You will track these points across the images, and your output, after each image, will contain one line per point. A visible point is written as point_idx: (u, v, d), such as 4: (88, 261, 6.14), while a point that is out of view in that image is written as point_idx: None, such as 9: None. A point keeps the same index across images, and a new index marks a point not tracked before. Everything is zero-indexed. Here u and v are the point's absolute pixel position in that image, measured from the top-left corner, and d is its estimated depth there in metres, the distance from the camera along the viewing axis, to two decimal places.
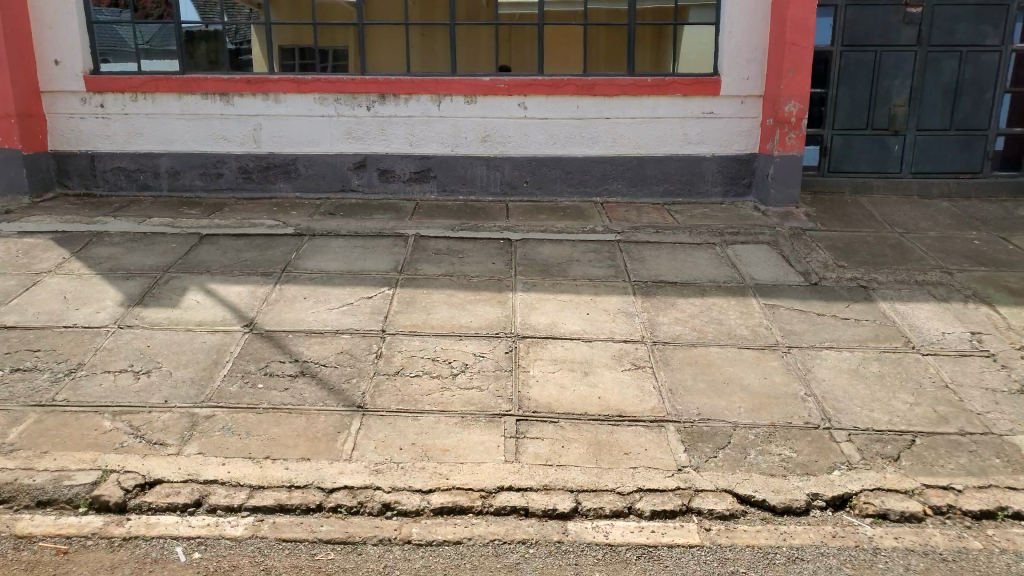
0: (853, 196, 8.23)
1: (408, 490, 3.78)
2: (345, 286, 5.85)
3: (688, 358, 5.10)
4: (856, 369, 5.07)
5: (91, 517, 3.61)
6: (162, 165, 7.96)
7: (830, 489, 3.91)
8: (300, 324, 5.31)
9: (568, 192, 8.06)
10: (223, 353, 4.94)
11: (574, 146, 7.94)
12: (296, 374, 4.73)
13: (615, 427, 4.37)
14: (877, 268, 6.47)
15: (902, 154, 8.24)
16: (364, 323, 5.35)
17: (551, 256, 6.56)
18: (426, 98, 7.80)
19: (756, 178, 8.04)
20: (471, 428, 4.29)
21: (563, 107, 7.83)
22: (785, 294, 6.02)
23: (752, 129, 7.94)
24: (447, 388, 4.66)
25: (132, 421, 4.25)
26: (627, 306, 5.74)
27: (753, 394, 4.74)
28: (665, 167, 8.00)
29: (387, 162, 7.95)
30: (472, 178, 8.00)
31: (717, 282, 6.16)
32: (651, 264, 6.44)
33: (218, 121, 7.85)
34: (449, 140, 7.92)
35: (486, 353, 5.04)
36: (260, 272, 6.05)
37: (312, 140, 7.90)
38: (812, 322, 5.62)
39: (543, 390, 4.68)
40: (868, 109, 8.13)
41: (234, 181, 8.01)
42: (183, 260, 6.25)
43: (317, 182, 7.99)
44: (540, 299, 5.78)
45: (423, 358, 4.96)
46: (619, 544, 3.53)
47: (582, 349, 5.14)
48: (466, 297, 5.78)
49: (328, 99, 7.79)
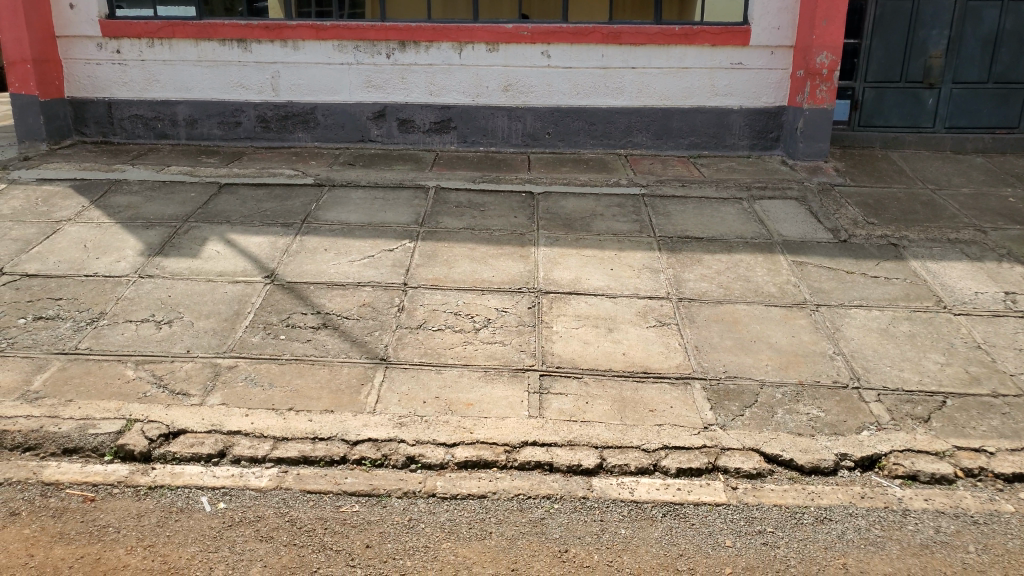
0: (884, 151, 8.01)
1: (431, 444, 3.75)
2: (365, 238, 5.78)
3: (714, 315, 5.01)
4: (886, 328, 4.96)
5: (116, 465, 3.63)
6: (179, 114, 7.85)
7: (858, 450, 3.85)
8: (322, 276, 5.26)
9: (592, 144, 7.89)
10: (244, 304, 4.92)
11: (598, 97, 7.74)
12: (318, 326, 4.70)
13: (640, 383, 4.32)
14: (910, 225, 6.31)
15: (936, 108, 7.98)
16: (386, 276, 5.29)
17: (575, 210, 6.44)
18: (447, 46, 7.60)
19: (785, 132, 7.82)
20: (495, 383, 4.25)
21: (588, 56, 7.61)
22: (813, 250, 5.89)
23: (783, 81, 7.69)
24: (470, 342, 4.62)
25: (155, 370, 4.26)
26: (652, 262, 5.64)
27: (781, 352, 4.66)
28: (692, 120, 7.79)
29: (407, 112, 7.80)
30: (493, 129, 7.85)
31: (744, 239, 6.03)
32: (677, 219, 6.30)
33: (236, 69, 7.71)
34: (471, 90, 7.74)
35: (508, 308, 4.98)
36: (280, 222, 5.99)
37: (331, 89, 7.76)
38: (841, 280, 5.49)
39: (566, 345, 4.62)
40: (903, 61, 7.83)
41: (252, 130, 7.90)
42: (203, 210, 6.20)
43: (336, 131, 7.87)
44: (564, 254, 5.69)
45: (446, 312, 4.91)
46: (645, 502, 3.51)
47: (606, 305, 5.06)
48: (488, 251, 5.70)
49: (347, 46, 7.62)
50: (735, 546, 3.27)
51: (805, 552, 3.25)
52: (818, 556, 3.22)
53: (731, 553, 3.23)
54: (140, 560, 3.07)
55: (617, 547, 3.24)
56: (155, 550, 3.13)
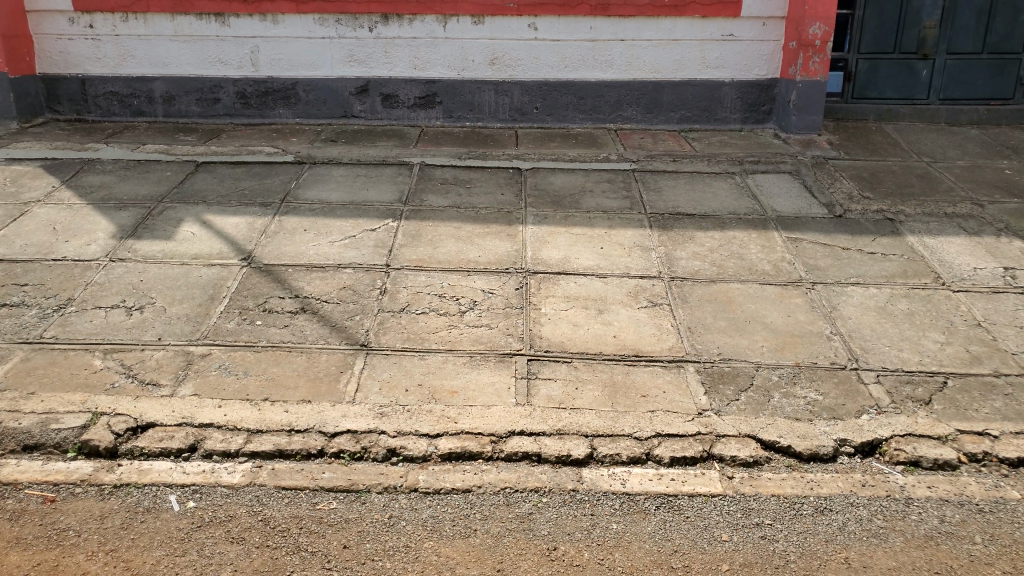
0: (878, 124, 7.82)
1: (414, 435, 3.60)
2: (346, 218, 5.58)
3: (708, 295, 4.85)
4: (883, 306, 4.82)
5: (80, 462, 3.46)
6: (156, 90, 7.56)
7: (858, 435, 3.73)
8: (301, 258, 5.06)
9: (581, 119, 7.67)
10: (220, 288, 4.72)
11: (588, 70, 7.51)
12: (296, 311, 4.51)
13: (632, 367, 4.16)
14: (906, 199, 6.15)
15: (931, 79, 7.78)
16: (368, 257, 5.09)
17: (564, 186, 6.24)
18: (432, 18, 7.34)
19: (778, 104, 7.62)
20: (481, 369, 4.08)
21: (577, 28, 7.37)
22: (808, 226, 5.72)
23: (775, 52, 7.48)
24: (455, 326, 4.44)
25: (124, 360, 4.07)
26: (644, 239, 5.46)
27: (777, 332, 4.52)
28: (683, 93, 7.58)
29: (391, 87, 7.55)
30: (480, 104, 7.61)
31: (738, 215, 5.85)
32: (669, 195, 6.12)
33: (215, 44, 7.43)
34: (457, 64, 7.49)
35: (495, 290, 4.80)
36: (258, 202, 5.76)
37: (311, 63, 7.49)
38: (837, 257, 5.33)
39: (555, 328, 4.45)
40: (897, 31, 7.61)
41: (232, 107, 7.63)
42: (178, 190, 5.96)
43: (318, 107, 7.61)
44: (553, 233, 5.50)
45: (430, 295, 4.72)
46: (638, 494, 3.38)
47: (596, 285, 4.89)
48: (474, 230, 5.50)
49: (327, 19, 7.34)
50: (732, 540, 3.14)
51: (804, 545, 3.12)
52: (818, 550, 3.10)
53: (728, 548, 3.10)
54: (102, 567, 2.91)
55: (609, 543, 3.10)
56: (119, 555, 2.97)
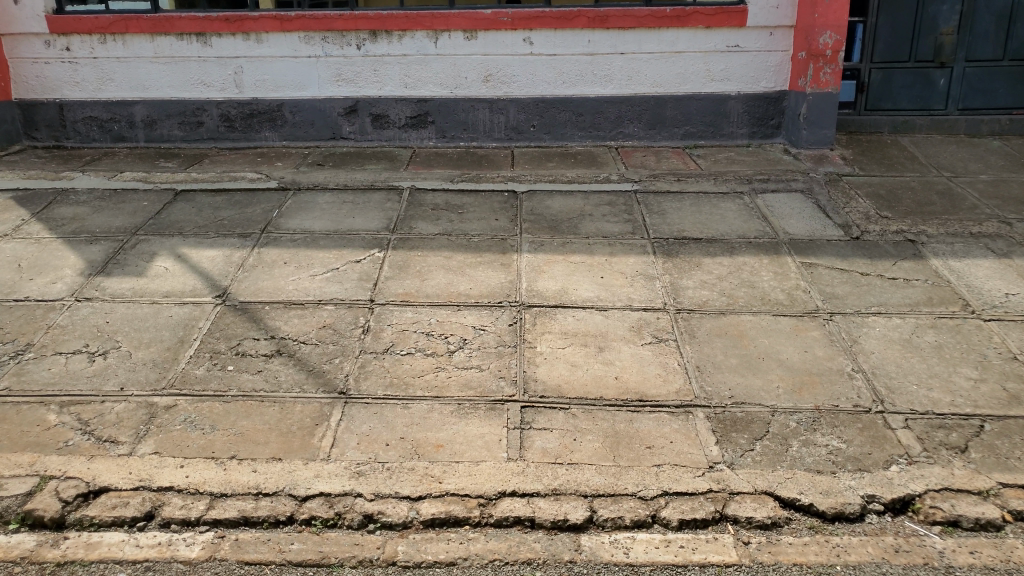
0: (893, 136, 7.46)
1: (394, 497, 3.26)
2: (329, 249, 5.24)
3: (717, 329, 4.49)
4: (908, 339, 4.45)
5: (23, 536, 3.12)
6: (137, 114, 7.27)
7: (888, 490, 3.38)
8: (279, 294, 4.72)
9: (580, 136, 7.33)
10: (190, 330, 4.37)
11: (585, 86, 7.19)
12: (271, 354, 4.18)
13: (636, 414, 3.80)
14: (927, 218, 5.78)
15: (948, 88, 7.42)
16: (351, 292, 4.75)
17: (561, 210, 5.90)
18: (423, 35, 7.03)
19: (787, 118, 7.27)
20: (469, 418, 3.73)
21: (573, 42, 7.05)
22: (823, 250, 5.36)
23: (783, 63, 7.14)
24: (442, 368, 4.09)
25: (81, 414, 3.72)
26: (647, 267, 5.10)
27: (793, 370, 4.15)
28: (686, 108, 7.24)
29: (381, 107, 7.24)
30: (474, 122, 7.29)
31: (747, 239, 5.48)
32: (673, 218, 5.77)
33: (196, 65, 7.14)
34: (449, 81, 7.18)
35: (486, 326, 4.45)
36: (236, 233, 5.43)
37: (298, 83, 7.19)
38: (856, 285, 4.96)
39: (552, 369, 4.09)
40: (912, 39, 7.27)
41: (216, 130, 7.33)
42: (154, 221, 5.64)
43: (306, 129, 7.31)
44: (549, 261, 5.15)
45: (417, 333, 4.37)
46: (642, 565, 3.03)
47: (595, 320, 4.53)
48: (466, 260, 5.16)
49: (313, 37, 7.05)
50: None
51: None
52: None
53: None
54: None
55: None
56: None
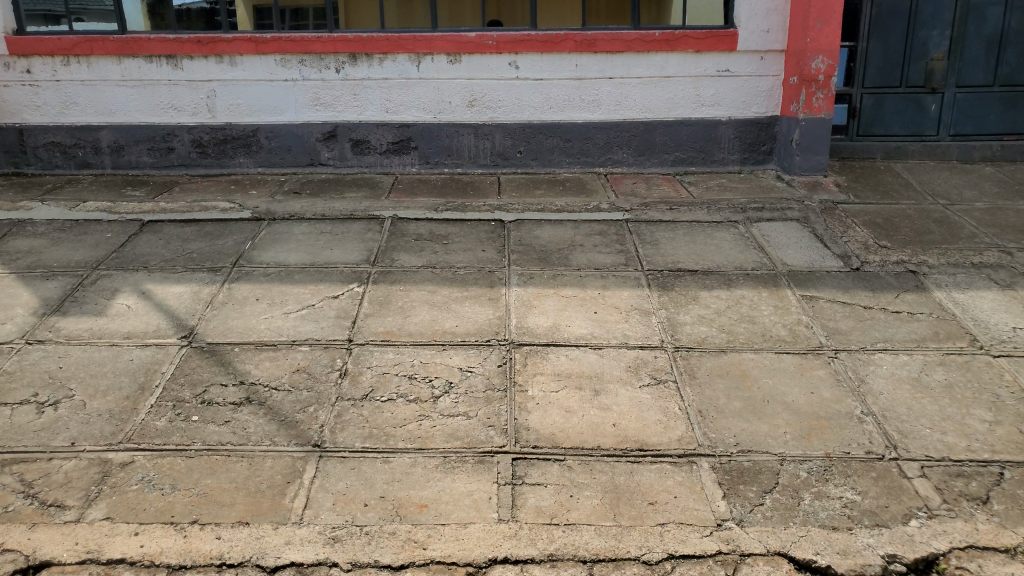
0: (886, 163, 7.32)
1: (372, 568, 3.02)
2: (305, 284, 4.95)
3: (718, 368, 4.24)
4: (918, 377, 4.19)
5: None
6: (103, 140, 6.95)
7: (910, 549, 3.11)
8: (250, 334, 4.44)
9: (568, 163, 7.11)
10: (151, 375, 4.09)
11: (573, 111, 6.98)
12: (240, 403, 3.91)
13: (635, 466, 3.53)
14: (927, 247, 5.59)
15: (940, 114, 7.29)
16: (327, 331, 4.45)
17: (551, 240, 5.66)
18: (404, 58, 6.81)
19: (778, 144, 7.11)
20: (456, 473, 3.46)
21: (560, 66, 6.86)
22: (823, 282, 5.15)
23: (774, 88, 6.98)
24: (426, 416, 3.80)
25: (25, 474, 3.44)
26: (641, 302, 4.86)
27: (799, 415, 3.89)
28: (677, 134, 7.05)
29: (361, 132, 6.98)
30: (458, 148, 7.05)
31: (744, 271, 5.27)
32: (666, 248, 5.54)
33: (167, 89, 6.86)
34: (432, 106, 6.95)
35: (474, 367, 4.17)
36: (206, 267, 5.14)
37: (274, 108, 6.93)
38: (860, 320, 4.73)
39: (545, 416, 3.81)
40: (903, 64, 7.15)
41: (187, 156, 7.03)
42: (117, 254, 5.33)
43: (282, 155, 7.03)
44: (539, 295, 4.90)
45: (399, 377, 4.08)
46: None
47: (589, 359, 4.27)
48: (452, 294, 4.89)
49: (290, 60, 6.80)
50: None
51: None
52: None
53: None
54: None
55: None
56: None
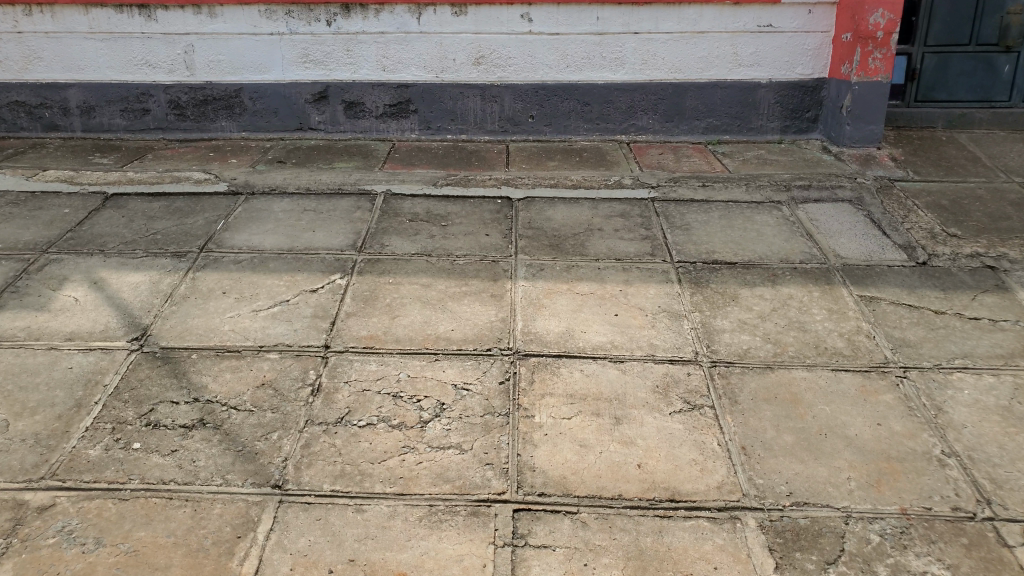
0: (947, 133, 6.48)
1: None
2: (280, 273, 4.26)
3: (765, 390, 3.54)
4: (1009, 406, 3.48)
5: None
6: (71, 99, 6.24)
7: None
8: (212, 337, 3.75)
9: (585, 129, 6.34)
10: (90, 390, 3.38)
11: (593, 71, 6.17)
12: (190, 427, 3.21)
13: (665, 522, 2.85)
14: (1005, 236, 4.81)
15: (1014, 76, 6.41)
16: (301, 336, 3.77)
17: (565, 222, 4.93)
18: (403, 9, 5.99)
19: (825, 109, 6.27)
20: (444, 530, 2.79)
21: (579, 19, 6.01)
22: (885, 279, 4.40)
23: (823, 46, 6.12)
24: (410, 449, 3.13)
25: None
26: (671, 302, 4.14)
27: (865, 454, 3.21)
28: (710, 98, 6.23)
29: (355, 93, 6.23)
30: (463, 112, 6.28)
31: (791, 264, 4.52)
32: (700, 234, 4.80)
33: (140, 42, 6.10)
34: (434, 64, 6.16)
35: (470, 385, 3.48)
36: (169, 251, 4.45)
37: (260, 65, 6.17)
38: (932, 328, 4.01)
39: (555, 452, 3.13)
40: (973, 19, 6.23)
41: (164, 118, 6.32)
42: (72, 234, 4.65)
43: (268, 118, 6.31)
44: (551, 292, 4.19)
45: (381, 396, 3.41)
46: None
47: (609, 376, 3.57)
48: (449, 289, 4.19)
49: (276, 11, 6.00)
50: None
51: None
52: None
53: None
54: None
55: None
56: None
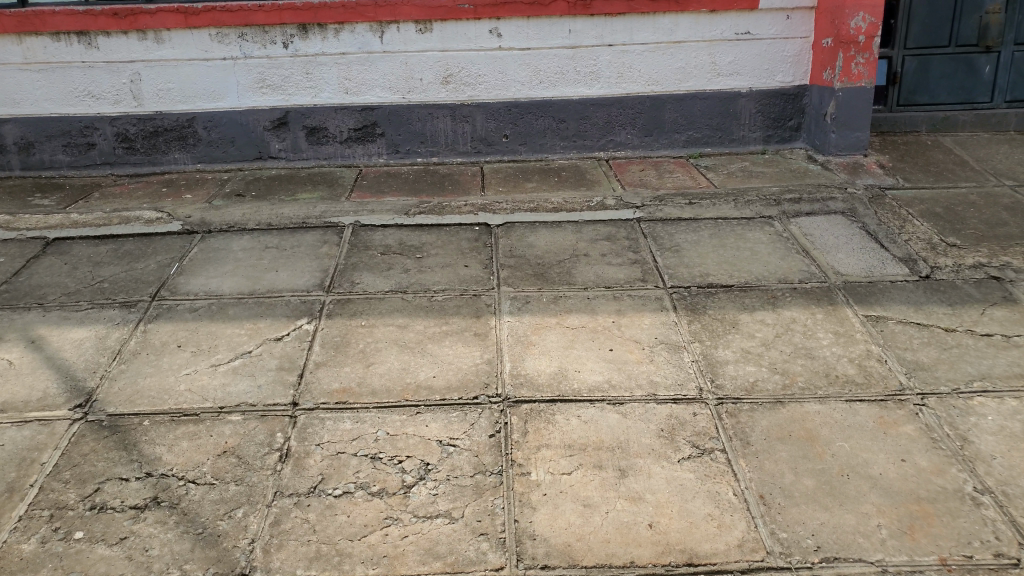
0: (931, 137, 6.32)
1: None
2: (241, 321, 3.91)
3: (777, 428, 3.25)
4: None
5: None
6: (8, 136, 5.82)
7: None
8: (166, 399, 3.38)
9: (562, 147, 6.06)
10: (25, 471, 2.99)
11: (567, 86, 5.91)
12: (141, 508, 2.84)
13: None
14: (1005, 244, 4.61)
15: (994, 77, 6.26)
16: (266, 393, 3.42)
17: (549, 248, 4.64)
18: (365, 28, 5.67)
19: (808, 118, 6.07)
20: None
21: (551, 32, 5.75)
22: (889, 296, 4.16)
23: (802, 53, 5.92)
24: (394, 521, 2.79)
25: None
26: (668, 333, 3.86)
27: (893, 496, 2.93)
28: (689, 109, 6.00)
29: (317, 118, 5.89)
30: (433, 134, 5.98)
31: (790, 284, 4.27)
32: (692, 256, 4.54)
33: (80, 72, 5.71)
34: (399, 84, 5.84)
35: (458, 440, 3.15)
36: (117, 301, 4.07)
37: (213, 92, 5.81)
38: (945, 348, 3.77)
39: (556, 516, 2.81)
40: (952, 21, 6.08)
41: (111, 152, 5.92)
42: (8, 287, 4.24)
43: (225, 148, 5.94)
44: (539, 327, 3.88)
45: (359, 459, 3.07)
46: None
47: (609, 421, 3.26)
48: (428, 329, 3.86)
49: (228, 34, 5.66)
50: None
51: None
52: None
53: None
54: None
55: None
56: None
